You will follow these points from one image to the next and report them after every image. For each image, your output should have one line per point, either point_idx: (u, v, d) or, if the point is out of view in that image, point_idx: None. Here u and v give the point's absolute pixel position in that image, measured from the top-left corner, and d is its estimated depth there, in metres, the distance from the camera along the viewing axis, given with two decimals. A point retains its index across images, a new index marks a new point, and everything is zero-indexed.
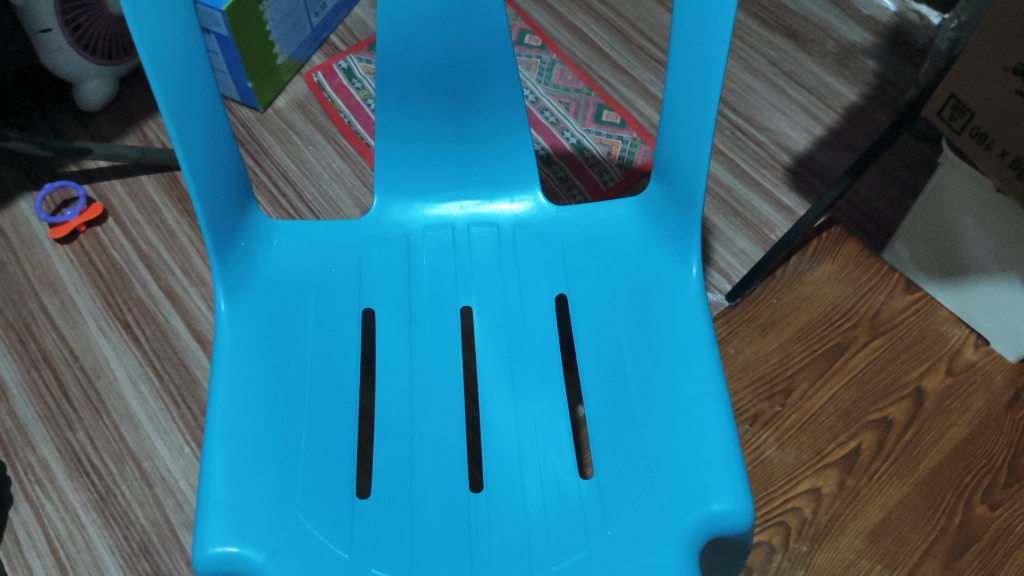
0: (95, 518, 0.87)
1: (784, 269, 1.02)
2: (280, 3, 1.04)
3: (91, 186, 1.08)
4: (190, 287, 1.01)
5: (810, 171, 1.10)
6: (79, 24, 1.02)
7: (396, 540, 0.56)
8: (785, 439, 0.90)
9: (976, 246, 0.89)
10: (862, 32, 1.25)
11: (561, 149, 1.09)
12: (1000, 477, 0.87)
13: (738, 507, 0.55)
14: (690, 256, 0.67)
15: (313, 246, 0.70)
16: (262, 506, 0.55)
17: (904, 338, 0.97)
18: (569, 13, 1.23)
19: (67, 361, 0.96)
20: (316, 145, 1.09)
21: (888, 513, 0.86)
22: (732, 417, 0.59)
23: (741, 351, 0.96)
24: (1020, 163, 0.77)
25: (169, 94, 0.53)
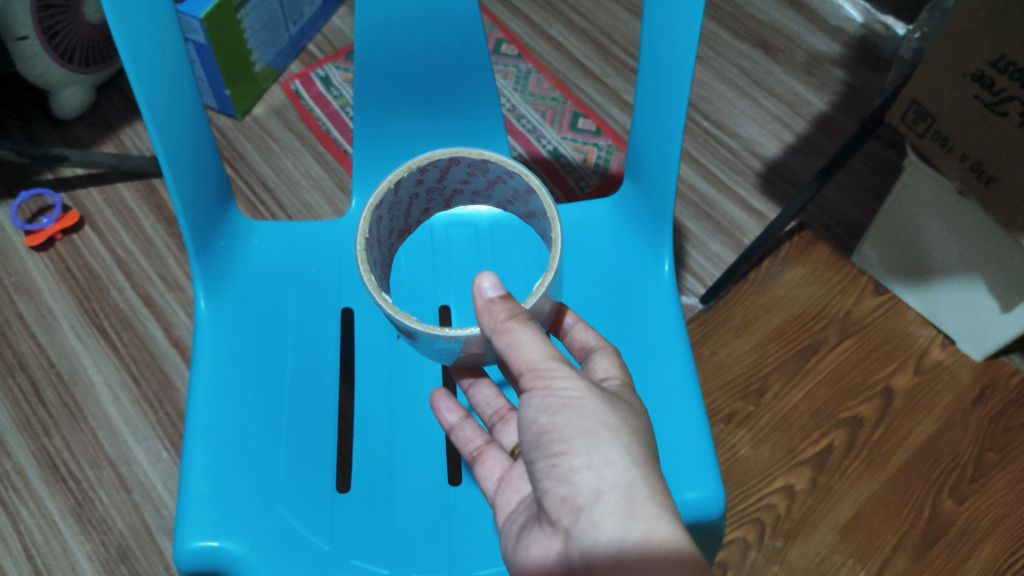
0: (73, 524, 0.86)
1: (756, 271, 1.03)
2: (258, 12, 1.05)
3: (67, 193, 1.08)
4: (167, 293, 1.00)
5: (781, 177, 1.13)
6: (56, 32, 1.02)
7: (376, 533, 0.57)
8: (759, 437, 0.92)
9: (940, 248, 0.92)
10: (831, 42, 1.28)
11: (537, 156, 1.11)
12: (967, 471, 0.90)
13: (710, 495, 0.57)
14: (663, 253, 0.69)
15: (292, 245, 0.71)
16: (242, 500, 0.56)
17: (874, 338, 0.99)
18: (544, 23, 1.26)
19: (43, 367, 0.95)
20: (293, 152, 1.10)
21: (860, 508, 0.88)
22: (703, 408, 0.61)
23: (715, 352, 0.97)
24: (980, 166, 0.80)
25: (151, 94, 0.54)
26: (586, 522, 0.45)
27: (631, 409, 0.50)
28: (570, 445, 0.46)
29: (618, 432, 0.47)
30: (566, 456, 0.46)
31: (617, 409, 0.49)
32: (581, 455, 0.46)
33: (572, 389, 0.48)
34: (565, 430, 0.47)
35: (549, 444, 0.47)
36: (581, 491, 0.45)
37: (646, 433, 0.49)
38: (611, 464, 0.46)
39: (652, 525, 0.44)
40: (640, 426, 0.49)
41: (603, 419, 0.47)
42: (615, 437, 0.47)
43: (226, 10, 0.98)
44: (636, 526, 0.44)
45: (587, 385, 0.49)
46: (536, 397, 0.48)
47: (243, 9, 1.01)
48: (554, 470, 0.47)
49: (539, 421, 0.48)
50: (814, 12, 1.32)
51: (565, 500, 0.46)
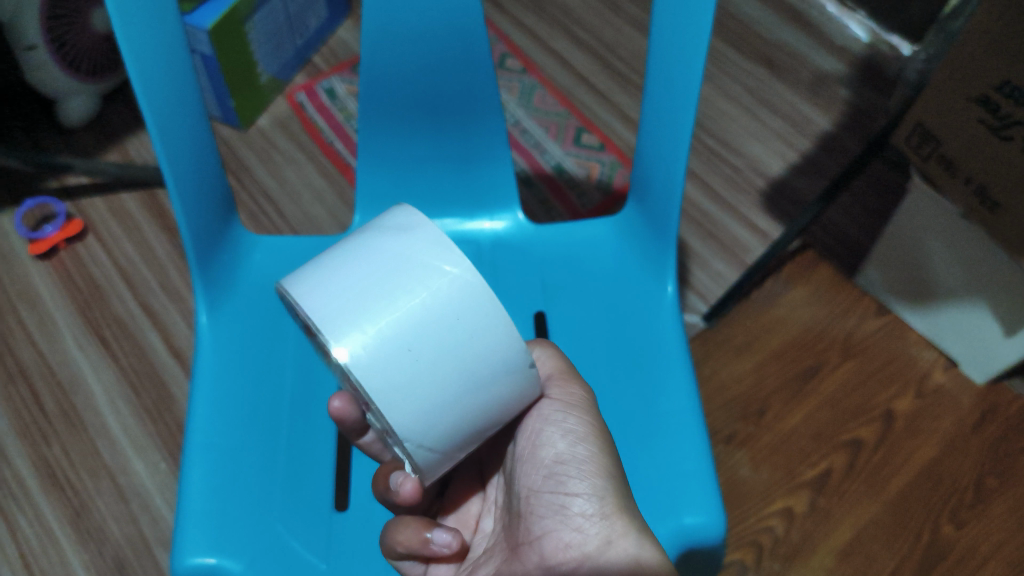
0: (70, 533, 0.86)
1: (758, 290, 1.03)
2: (264, 23, 1.05)
3: (71, 201, 1.08)
4: (169, 303, 1.01)
5: (785, 196, 1.12)
6: (65, 41, 1.03)
7: (372, 552, 0.57)
8: (758, 458, 0.91)
9: (944, 271, 0.91)
10: (835, 61, 1.28)
11: (540, 171, 1.10)
12: (966, 497, 0.90)
13: (710, 521, 0.56)
14: (665, 275, 0.69)
15: (294, 260, 0.70)
16: (239, 517, 0.56)
17: (875, 360, 0.99)
18: (549, 38, 1.26)
19: (44, 376, 0.95)
20: (297, 164, 1.10)
21: (858, 532, 0.87)
22: (705, 432, 0.60)
23: (716, 371, 0.97)
24: (984, 190, 0.80)
25: (158, 110, 0.54)
26: (593, 569, 0.46)
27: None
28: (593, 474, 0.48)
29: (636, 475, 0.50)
30: (586, 485, 0.48)
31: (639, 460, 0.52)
32: (600, 487, 0.48)
33: (598, 429, 0.51)
34: (577, 468, 0.49)
35: (563, 479, 0.49)
36: (591, 539, 0.47)
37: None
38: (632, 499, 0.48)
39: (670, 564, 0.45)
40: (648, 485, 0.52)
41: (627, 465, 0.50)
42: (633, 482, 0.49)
43: (233, 22, 0.98)
44: (650, 561, 0.44)
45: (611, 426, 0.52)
46: (557, 427, 0.51)
47: (250, 21, 1.02)
48: (562, 508, 0.48)
49: (554, 455, 0.50)
50: (818, 31, 1.33)
51: (569, 544, 0.47)
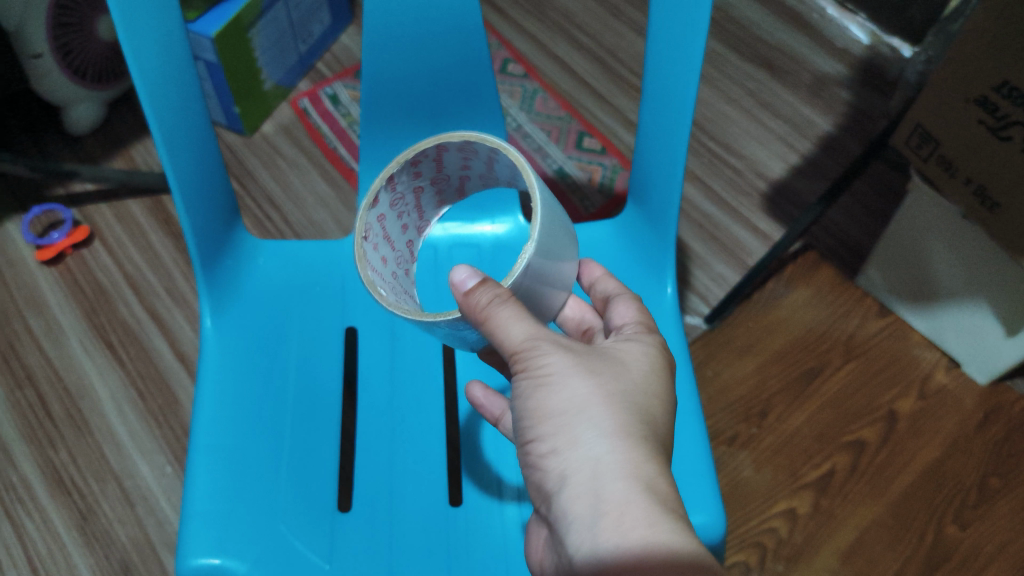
0: (77, 537, 0.87)
1: (760, 292, 1.04)
2: (268, 31, 1.07)
3: (78, 208, 1.09)
4: (174, 308, 1.01)
5: (786, 198, 1.13)
6: (70, 50, 1.04)
7: (375, 551, 0.57)
8: (761, 460, 0.92)
9: (946, 271, 0.91)
10: (836, 63, 1.29)
11: (542, 174, 1.11)
12: (970, 498, 0.89)
13: (710, 520, 0.56)
14: (665, 275, 0.70)
15: (297, 264, 0.71)
16: (242, 518, 0.56)
17: (878, 360, 0.99)
18: (550, 43, 1.27)
19: (51, 381, 0.96)
20: (301, 169, 1.11)
21: (862, 533, 0.87)
22: (705, 432, 0.61)
23: (718, 373, 0.97)
24: (984, 191, 0.80)
25: (162, 118, 0.55)
26: (558, 509, 0.44)
27: (661, 410, 0.47)
28: (594, 440, 0.43)
29: (650, 434, 0.45)
30: (589, 453, 0.43)
31: (648, 412, 0.46)
32: (607, 456, 0.42)
33: (558, 365, 0.45)
34: (538, 411, 0.45)
35: (527, 424, 0.46)
36: (552, 478, 0.44)
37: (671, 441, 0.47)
38: (647, 465, 0.43)
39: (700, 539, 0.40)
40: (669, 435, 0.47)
41: (636, 421, 0.45)
42: (647, 443, 0.44)
43: (237, 29, 0.99)
44: (611, 493, 0.41)
45: (605, 377, 0.46)
46: (518, 374, 0.46)
47: (254, 28, 1.03)
48: (531, 455, 0.46)
49: (519, 399, 0.47)
50: (819, 34, 1.33)
51: (540, 485, 0.45)
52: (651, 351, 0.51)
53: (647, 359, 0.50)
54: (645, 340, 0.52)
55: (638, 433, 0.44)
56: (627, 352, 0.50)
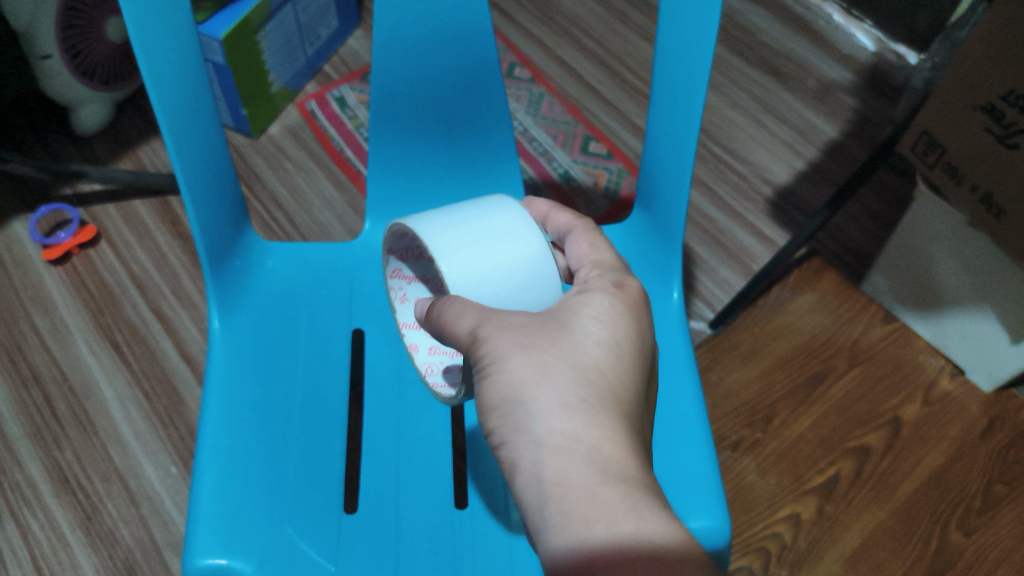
0: (81, 537, 0.87)
1: (765, 298, 1.04)
2: (276, 33, 1.07)
3: (85, 209, 1.10)
4: (180, 309, 1.02)
5: (791, 204, 1.13)
6: (79, 51, 1.05)
7: (382, 553, 0.57)
8: (765, 465, 0.92)
9: (950, 277, 0.92)
10: (842, 70, 1.29)
11: (548, 178, 1.11)
12: (974, 504, 0.90)
13: (717, 525, 0.56)
14: (671, 280, 0.70)
15: (304, 267, 0.71)
16: (250, 517, 0.55)
17: (882, 367, 0.99)
18: (557, 48, 1.27)
19: (57, 381, 0.96)
20: (307, 171, 1.11)
21: (866, 539, 0.87)
22: (711, 436, 0.61)
23: (722, 378, 0.97)
24: (990, 199, 0.80)
25: (173, 120, 0.55)
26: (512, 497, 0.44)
27: (614, 381, 0.45)
28: (531, 419, 0.43)
29: (594, 403, 0.44)
30: (526, 435, 0.43)
31: (595, 377, 0.45)
32: (543, 436, 0.42)
33: (495, 353, 0.45)
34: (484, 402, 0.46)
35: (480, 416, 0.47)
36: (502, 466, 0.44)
37: (632, 400, 0.46)
38: (588, 444, 0.42)
39: (639, 526, 0.40)
40: (626, 394, 0.45)
41: (577, 392, 0.44)
42: (589, 415, 0.43)
43: (245, 31, 0.99)
44: (550, 477, 0.42)
45: (543, 349, 0.45)
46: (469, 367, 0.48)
47: (262, 30, 1.03)
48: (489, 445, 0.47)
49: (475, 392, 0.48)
50: (825, 41, 1.34)
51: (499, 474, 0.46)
52: (607, 305, 0.49)
53: (597, 316, 0.48)
54: (601, 293, 0.50)
55: (579, 406, 0.43)
56: (577, 313, 0.48)
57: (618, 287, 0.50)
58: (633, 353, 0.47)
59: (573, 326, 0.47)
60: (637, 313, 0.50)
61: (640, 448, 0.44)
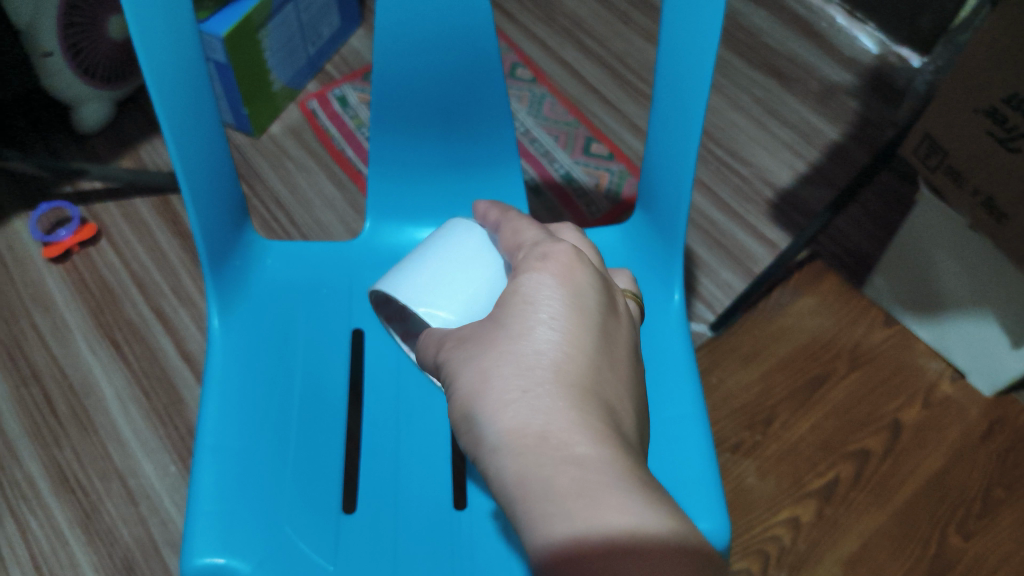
0: (80, 534, 0.87)
1: (766, 300, 1.04)
2: (279, 32, 1.07)
3: (85, 206, 1.10)
4: (180, 307, 1.02)
5: (793, 206, 1.13)
6: (80, 48, 1.05)
7: (380, 555, 0.57)
8: (765, 467, 0.91)
9: (951, 280, 0.91)
10: (845, 72, 1.29)
11: (549, 179, 1.11)
12: (974, 508, 0.89)
13: (717, 528, 0.56)
14: (672, 283, 0.70)
15: (305, 267, 0.71)
16: (248, 517, 0.55)
17: (882, 370, 0.99)
18: (559, 48, 1.27)
19: (56, 379, 0.96)
20: (308, 171, 1.11)
21: (865, 542, 0.87)
22: (710, 438, 0.61)
23: (722, 380, 0.97)
24: (991, 202, 0.80)
25: (174, 120, 0.55)
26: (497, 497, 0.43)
27: (569, 361, 0.44)
28: (483, 427, 0.43)
29: (536, 390, 0.42)
30: (483, 445, 0.42)
31: (535, 364, 0.44)
32: (494, 443, 0.42)
33: (453, 366, 0.46)
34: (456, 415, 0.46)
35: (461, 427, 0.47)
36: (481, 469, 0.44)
37: (583, 373, 0.44)
38: (537, 437, 0.41)
39: (598, 522, 0.37)
40: (573, 368, 0.43)
41: (517, 386, 0.43)
42: (533, 405, 0.42)
43: (247, 30, 0.99)
44: (513, 468, 0.40)
45: (481, 353, 0.45)
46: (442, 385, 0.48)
47: (264, 29, 1.03)
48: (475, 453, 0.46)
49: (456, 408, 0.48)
50: (827, 43, 1.34)
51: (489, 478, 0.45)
52: (537, 283, 0.47)
53: (530, 299, 0.47)
54: (532, 273, 0.48)
55: (522, 399, 0.42)
56: (512, 303, 0.47)
57: (546, 261, 0.48)
58: (575, 324, 0.45)
59: (508, 318, 0.46)
60: (574, 279, 0.48)
61: (603, 423, 0.42)
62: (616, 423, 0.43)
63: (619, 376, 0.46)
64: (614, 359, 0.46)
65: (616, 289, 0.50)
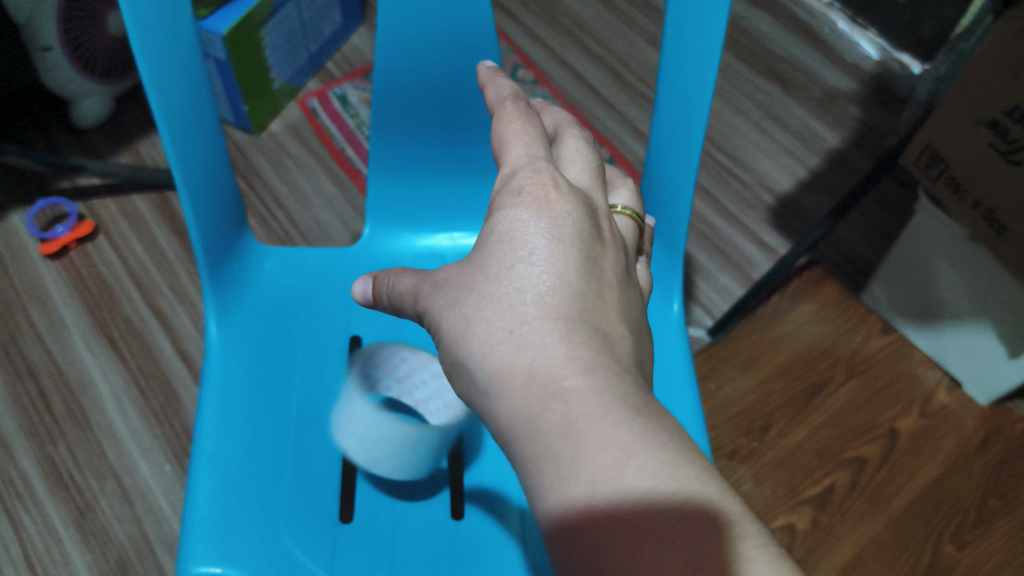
0: (74, 533, 0.86)
1: (765, 306, 1.04)
2: (279, 30, 1.06)
3: (83, 202, 1.09)
4: (178, 306, 1.01)
5: (792, 213, 1.13)
6: (79, 43, 1.04)
7: (377, 564, 0.57)
8: (761, 474, 0.92)
9: (949, 289, 0.92)
10: (846, 79, 1.29)
11: None
12: (969, 518, 0.90)
13: None
14: (672, 292, 0.70)
15: (304, 272, 0.71)
16: (244, 527, 0.55)
17: (879, 378, 0.99)
18: (561, 50, 1.26)
19: (52, 376, 0.96)
20: (307, 169, 1.10)
21: (860, 549, 0.87)
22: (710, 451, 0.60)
23: (721, 386, 0.97)
24: (991, 214, 0.80)
25: (174, 126, 0.55)
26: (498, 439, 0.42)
27: (556, 297, 0.42)
28: (473, 371, 0.41)
29: (522, 327, 0.41)
30: (476, 389, 0.41)
31: (517, 302, 0.42)
32: (485, 387, 0.40)
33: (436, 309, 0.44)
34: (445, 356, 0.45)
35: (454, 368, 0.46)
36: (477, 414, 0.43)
37: (570, 305, 0.41)
38: (526, 375, 0.39)
39: (588, 473, 0.36)
40: (558, 301, 0.41)
41: (501, 325, 0.41)
42: (519, 343, 0.40)
43: (247, 27, 0.99)
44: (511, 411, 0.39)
45: (461, 297, 0.43)
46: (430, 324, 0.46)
47: (264, 27, 1.02)
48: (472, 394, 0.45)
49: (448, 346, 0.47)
50: (829, 48, 1.34)
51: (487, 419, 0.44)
52: (511, 218, 0.44)
53: (509, 236, 0.44)
54: (505, 208, 0.45)
55: (508, 337, 0.41)
56: (489, 240, 0.44)
57: (520, 194, 0.45)
58: (556, 256, 0.43)
59: (486, 256, 0.44)
60: (551, 208, 0.45)
61: (596, 355, 0.40)
62: (611, 353, 0.41)
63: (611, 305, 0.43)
64: (603, 286, 0.43)
65: (599, 209, 0.47)
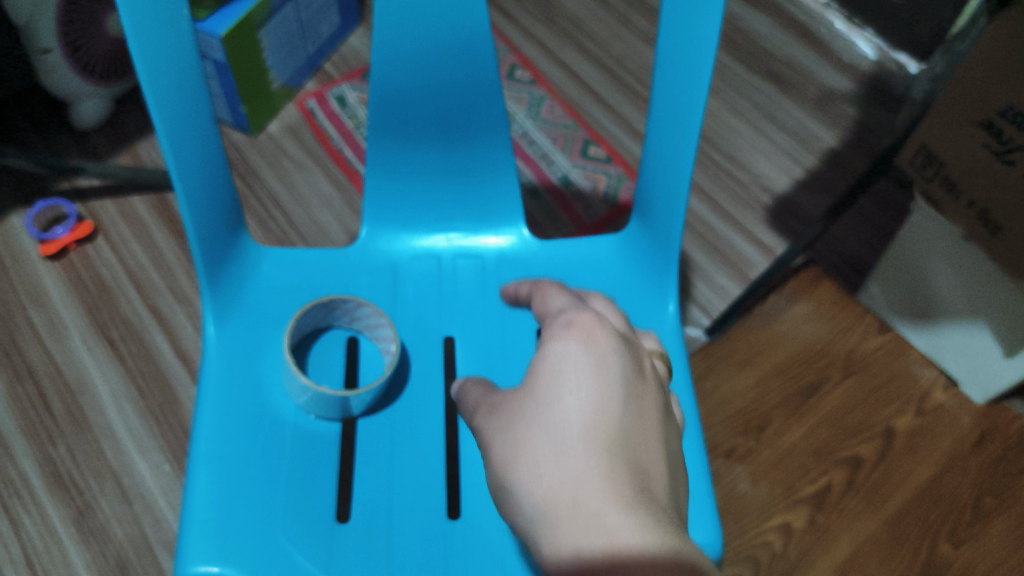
0: (73, 533, 0.87)
1: (761, 306, 1.04)
2: (278, 31, 1.07)
3: (82, 203, 1.09)
4: (177, 307, 1.02)
5: (789, 212, 1.13)
6: (79, 45, 1.04)
7: (373, 564, 0.57)
8: (758, 473, 0.92)
9: (946, 290, 0.92)
10: (843, 78, 1.29)
11: (547, 181, 1.11)
12: (965, 516, 0.90)
13: (708, 541, 0.56)
14: (667, 294, 0.70)
15: (302, 272, 0.71)
16: (243, 527, 0.55)
17: (876, 377, 0.99)
18: (558, 50, 1.27)
19: (51, 376, 0.96)
20: (306, 170, 1.11)
21: (856, 548, 0.88)
22: (704, 452, 0.61)
23: (717, 386, 0.97)
24: (987, 214, 0.80)
25: (172, 126, 0.55)
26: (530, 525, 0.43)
27: (602, 425, 0.42)
28: (517, 497, 0.42)
29: (565, 457, 0.41)
30: (516, 513, 0.42)
31: (559, 431, 0.42)
32: (528, 513, 0.41)
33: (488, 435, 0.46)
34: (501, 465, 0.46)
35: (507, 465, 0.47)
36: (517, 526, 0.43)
37: (613, 437, 0.42)
38: (569, 506, 0.40)
39: (574, 534, 0.39)
40: (603, 426, 0.42)
41: (545, 452, 0.42)
42: (559, 470, 0.41)
43: (246, 29, 0.99)
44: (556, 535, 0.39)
45: (511, 424, 0.44)
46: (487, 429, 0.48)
47: (263, 29, 1.03)
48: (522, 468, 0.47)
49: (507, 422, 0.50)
50: (826, 47, 1.34)
51: None
52: (559, 351, 0.46)
53: (557, 367, 0.45)
54: (554, 339, 0.47)
55: (551, 464, 0.41)
56: (537, 371, 0.45)
57: (569, 327, 0.47)
58: (599, 385, 0.43)
59: (534, 380, 0.45)
60: (597, 341, 0.46)
61: (635, 495, 0.40)
62: (649, 488, 0.40)
63: (653, 434, 0.43)
64: (645, 417, 0.44)
65: (644, 350, 0.47)
